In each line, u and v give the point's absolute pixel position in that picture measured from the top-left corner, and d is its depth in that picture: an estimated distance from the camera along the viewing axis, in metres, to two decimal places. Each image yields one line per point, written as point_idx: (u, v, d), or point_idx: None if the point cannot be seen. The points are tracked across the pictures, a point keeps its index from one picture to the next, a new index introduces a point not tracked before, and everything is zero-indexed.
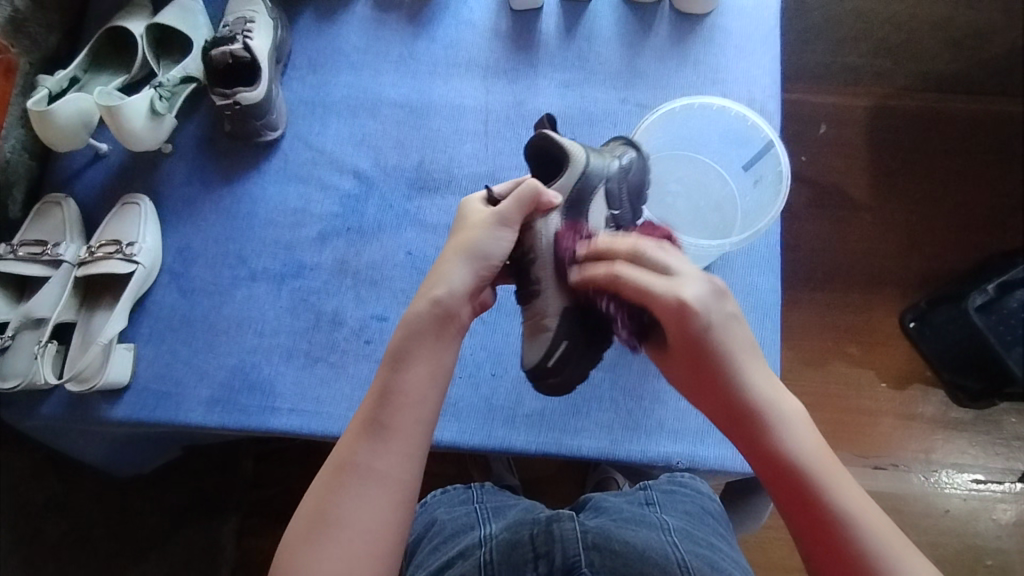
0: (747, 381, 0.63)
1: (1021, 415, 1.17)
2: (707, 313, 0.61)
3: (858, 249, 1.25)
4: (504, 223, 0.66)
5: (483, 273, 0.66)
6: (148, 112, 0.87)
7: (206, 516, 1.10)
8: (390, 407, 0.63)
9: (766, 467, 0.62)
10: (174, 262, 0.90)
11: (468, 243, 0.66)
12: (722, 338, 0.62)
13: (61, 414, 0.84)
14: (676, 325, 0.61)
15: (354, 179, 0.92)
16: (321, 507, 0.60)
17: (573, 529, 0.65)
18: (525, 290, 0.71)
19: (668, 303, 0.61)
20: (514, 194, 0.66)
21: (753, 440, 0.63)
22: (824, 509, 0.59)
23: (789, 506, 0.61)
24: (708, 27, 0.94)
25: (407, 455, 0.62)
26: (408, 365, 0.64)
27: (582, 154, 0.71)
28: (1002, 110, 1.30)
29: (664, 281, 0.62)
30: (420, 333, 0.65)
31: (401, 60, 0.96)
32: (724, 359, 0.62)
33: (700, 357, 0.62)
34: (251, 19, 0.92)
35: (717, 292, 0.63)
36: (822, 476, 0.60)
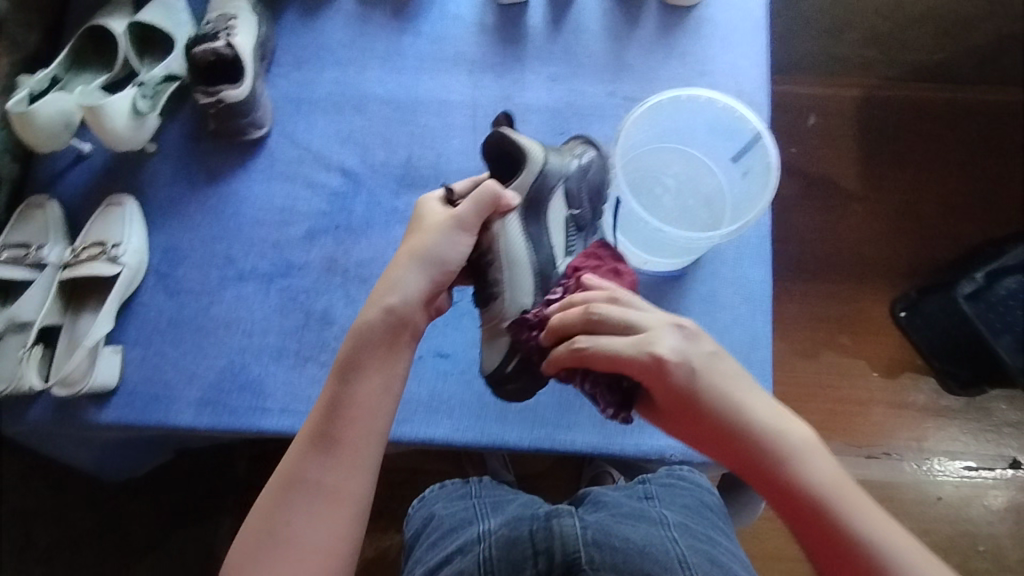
0: (738, 419, 0.60)
1: (1011, 402, 1.19)
2: (682, 359, 0.60)
3: (848, 240, 1.25)
4: (461, 227, 0.67)
5: (437, 278, 0.67)
6: (130, 111, 0.86)
7: (200, 519, 1.09)
8: (341, 420, 0.63)
9: (785, 515, 0.59)
10: (160, 263, 0.89)
11: (422, 246, 0.66)
12: (706, 383, 0.61)
13: (48, 418, 0.83)
14: (657, 380, 0.60)
15: (342, 176, 0.91)
16: (272, 520, 0.60)
17: (573, 525, 0.64)
18: (484, 294, 0.74)
19: (643, 358, 0.60)
20: (473, 195, 0.67)
21: (762, 486, 0.60)
22: (852, 547, 0.55)
23: (817, 549, 0.57)
24: (695, 19, 0.94)
25: (358, 469, 0.61)
26: (358, 377, 0.64)
27: (540, 153, 0.73)
28: (987, 99, 1.31)
29: (635, 339, 0.61)
30: (368, 342, 0.65)
31: (387, 55, 0.96)
32: (711, 403, 0.61)
33: (685, 409, 0.61)
34: (234, 16, 0.90)
35: (684, 333, 0.62)
36: (844, 509, 0.56)
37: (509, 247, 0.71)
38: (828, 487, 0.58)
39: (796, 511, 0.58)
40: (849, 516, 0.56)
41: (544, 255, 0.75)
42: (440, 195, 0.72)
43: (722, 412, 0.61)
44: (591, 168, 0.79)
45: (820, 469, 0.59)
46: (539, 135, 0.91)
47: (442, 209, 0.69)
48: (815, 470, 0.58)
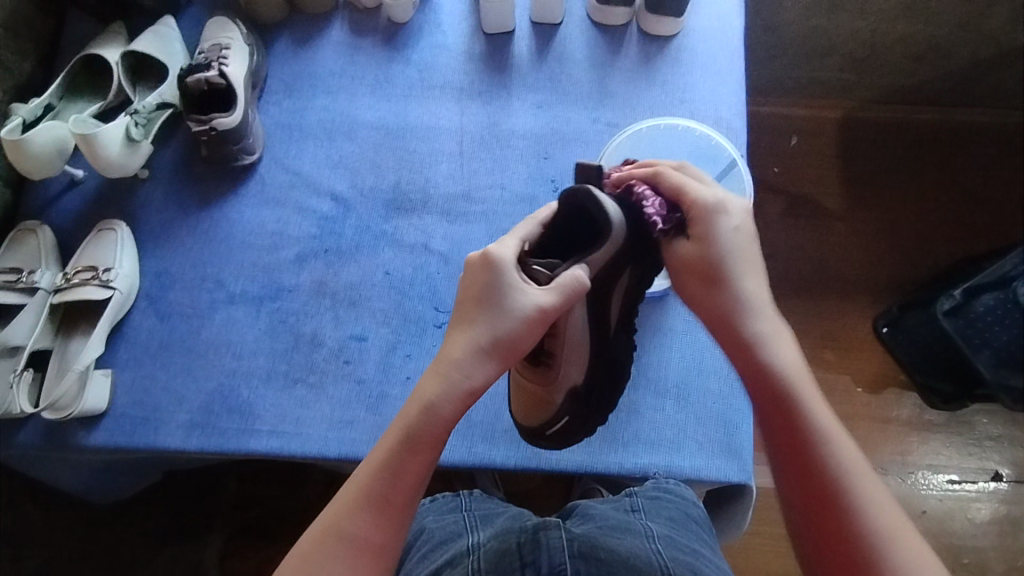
0: (744, 289, 0.65)
1: (991, 416, 1.21)
2: (732, 219, 0.66)
3: (831, 259, 1.28)
4: (544, 321, 0.60)
5: (505, 369, 0.61)
6: (124, 139, 0.87)
7: (188, 539, 1.09)
8: (393, 484, 0.59)
9: (747, 379, 0.64)
10: (151, 287, 0.90)
11: (500, 340, 0.59)
12: (735, 252, 0.65)
13: (37, 442, 0.83)
14: (704, 228, 0.65)
15: (331, 202, 0.93)
16: (309, 561, 0.58)
17: (560, 537, 0.66)
18: (528, 358, 0.71)
19: (706, 202, 0.66)
20: (562, 287, 0.60)
21: (738, 350, 0.64)
22: (801, 418, 0.61)
23: (766, 410, 0.62)
24: (675, 48, 0.97)
25: (399, 529, 0.60)
26: (414, 451, 0.60)
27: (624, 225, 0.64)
28: (959, 122, 1.35)
29: (706, 190, 0.67)
30: (429, 418, 0.60)
31: (376, 83, 0.98)
32: (731, 269, 0.65)
33: (714, 275, 0.65)
34: (227, 45, 0.93)
35: (749, 212, 0.67)
36: (803, 392, 0.62)
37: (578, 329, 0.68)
38: (790, 368, 0.63)
39: (762, 381, 0.63)
40: (804, 393, 0.62)
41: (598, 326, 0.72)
42: (517, 251, 0.62)
43: (736, 287, 0.65)
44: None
45: (791, 354, 0.64)
46: (524, 160, 0.93)
47: (523, 286, 0.60)
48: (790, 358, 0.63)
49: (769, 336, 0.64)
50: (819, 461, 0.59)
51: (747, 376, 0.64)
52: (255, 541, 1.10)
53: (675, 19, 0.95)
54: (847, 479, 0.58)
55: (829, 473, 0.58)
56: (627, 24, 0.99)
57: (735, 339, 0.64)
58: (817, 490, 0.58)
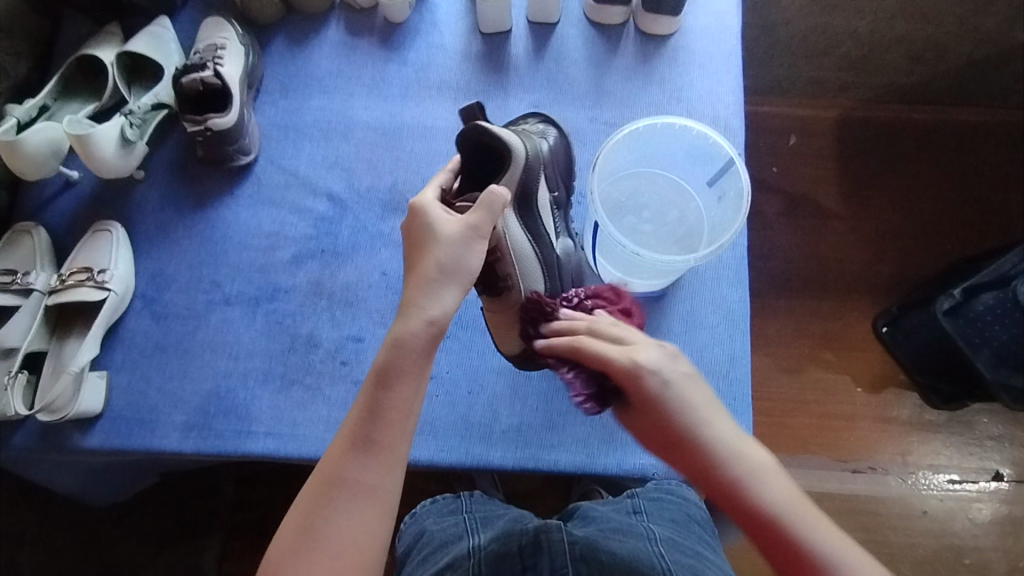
0: (707, 438, 0.61)
1: (991, 416, 1.21)
2: (659, 371, 0.61)
3: (830, 258, 1.28)
4: (477, 233, 0.63)
5: (468, 286, 0.63)
6: (119, 139, 0.87)
7: (185, 542, 1.09)
8: (381, 422, 0.60)
9: (748, 530, 0.59)
10: (147, 287, 0.90)
11: (445, 263, 0.62)
12: (678, 401, 0.61)
13: (32, 444, 0.83)
14: (637, 393, 0.61)
15: (328, 202, 0.93)
16: (312, 518, 0.58)
17: (562, 541, 0.66)
18: (495, 287, 0.73)
19: (621, 366, 0.61)
20: (483, 201, 0.63)
21: (730, 507, 0.60)
22: (815, 563, 0.56)
23: (780, 560, 0.58)
24: (672, 47, 0.97)
25: (395, 467, 0.60)
26: (396, 383, 0.61)
27: (520, 144, 0.68)
28: (958, 121, 1.35)
29: (619, 347, 0.62)
30: (406, 349, 0.61)
31: (373, 83, 0.98)
32: (685, 422, 0.61)
33: (672, 438, 0.61)
34: (223, 45, 0.93)
35: (670, 355, 0.63)
36: (808, 529, 0.57)
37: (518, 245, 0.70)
38: (786, 506, 0.58)
39: (763, 531, 0.58)
40: (809, 532, 0.57)
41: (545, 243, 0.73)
42: (434, 195, 0.67)
43: (697, 439, 0.60)
44: (553, 142, 0.80)
45: (780, 486, 0.60)
46: None
47: (446, 216, 0.64)
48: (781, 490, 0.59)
49: (750, 476, 0.60)
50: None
51: (747, 528, 0.59)
52: (253, 544, 1.10)
53: (672, 18, 0.95)
54: None
55: None
56: (624, 24, 0.98)
57: (719, 492, 0.60)
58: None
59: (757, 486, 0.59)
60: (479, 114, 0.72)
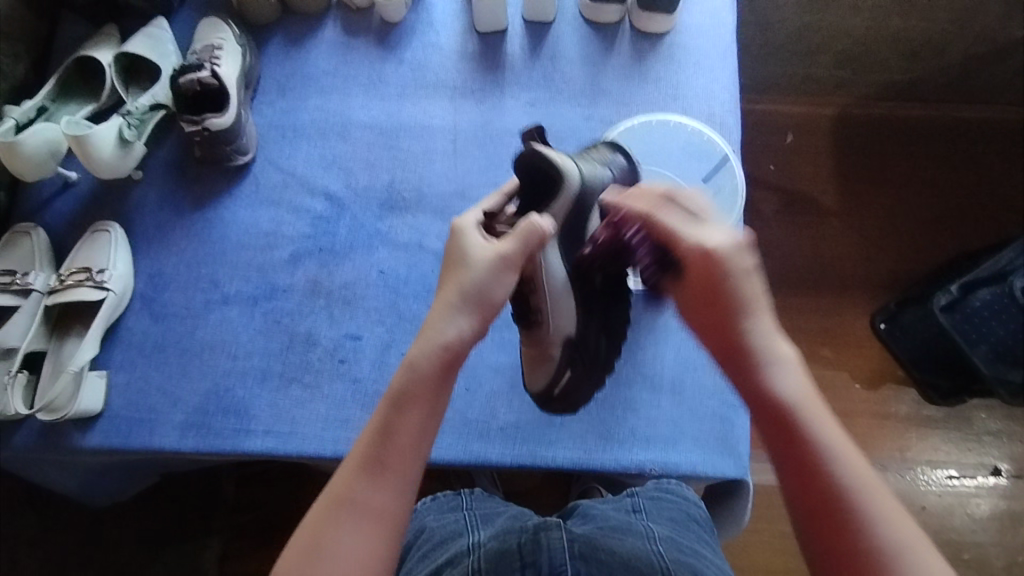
0: (751, 326, 0.60)
1: (989, 411, 1.21)
2: (724, 252, 0.60)
3: (828, 254, 1.28)
4: (508, 265, 0.63)
5: (487, 319, 0.63)
6: (117, 140, 0.87)
7: (186, 542, 1.09)
8: (391, 445, 0.60)
9: (759, 419, 0.59)
10: (146, 287, 0.90)
11: (468, 290, 0.62)
12: (737, 286, 0.59)
13: (33, 444, 0.83)
14: (690, 266, 0.61)
15: (325, 201, 0.93)
16: (316, 535, 0.57)
17: (561, 538, 0.66)
18: (527, 318, 0.75)
19: (689, 241, 0.61)
20: (518, 231, 0.62)
21: (749, 389, 0.60)
22: (813, 459, 0.56)
23: (780, 452, 0.58)
24: (667, 45, 0.97)
25: (404, 491, 0.59)
26: (408, 408, 0.61)
27: (574, 171, 0.67)
28: (954, 117, 1.35)
29: (691, 227, 0.61)
30: (421, 376, 0.61)
31: (369, 82, 0.98)
32: (733, 306, 0.60)
33: (711, 311, 0.61)
34: (220, 46, 0.93)
35: (744, 248, 0.60)
36: (818, 432, 0.57)
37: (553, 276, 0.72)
38: (802, 403, 0.58)
39: (775, 421, 0.58)
40: (822, 436, 0.57)
41: (583, 277, 0.74)
42: (475, 217, 0.67)
43: (739, 324, 0.60)
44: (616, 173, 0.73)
45: (809, 392, 0.59)
46: None
47: (482, 242, 0.64)
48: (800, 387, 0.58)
49: (785, 375, 0.59)
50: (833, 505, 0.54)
51: (759, 416, 0.59)
52: (253, 544, 1.10)
53: (667, 16, 0.95)
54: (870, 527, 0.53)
55: (850, 521, 0.54)
56: (619, 22, 0.99)
57: (741, 376, 0.60)
58: (831, 536, 0.54)
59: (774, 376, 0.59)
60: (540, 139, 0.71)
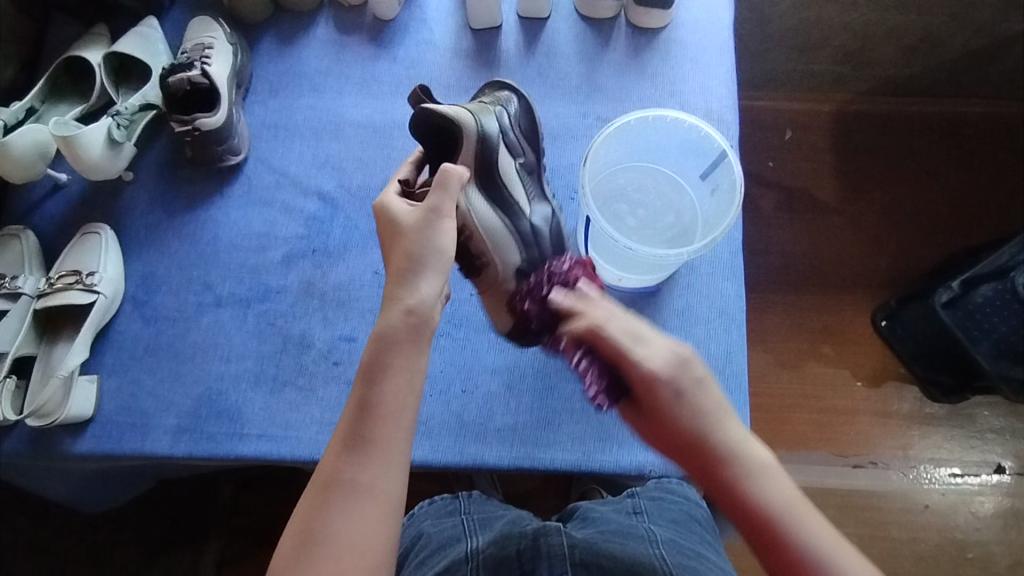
0: (715, 436, 0.61)
1: (992, 408, 1.20)
2: (667, 380, 0.61)
3: (827, 251, 1.27)
4: (439, 214, 0.64)
5: (446, 271, 0.64)
6: (106, 141, 0.86)
7: (180, 548, 1.07)
8: (371, 419, 0.59)
9: (743, 528, 0.60)
10: (137, 290, 0.89)
11: (413, 249, 0.63)
12: (693, 402, 0.61)
13: (22, 450, 0.82)
14: (648, 396, 0.62)
15: (318, 201, 0.92)
16: (309, 523, 0.56)
17: (561, 544, 0.65)
18: (472, 265, 0.74)
19: (640, 375, 0.62)
20: (438, 182, 0.64)
21: (725, 500, 0.60)
22: (805, 568, 0.56)
23: (770, 559, 0.58)
24: (663, 41, 0.96)
25: (391, 466, 0.58)
26: (384, 377, 0.60)
27: (469, 118, 0.70)
28: (954, 112, 1.34)
29: (639, 344, 0.62)
30: (392, 343, 0.61)
31: (362, 81, 0.97)
32: (695, 421, 0.61)
33: (676, 435, 0.62)
34: (211, 45, 0.92)
35: (684, 357, 0.63)
36: (805, 536, 0.57)
37: (484, 218, 0.70)
38: (786, 510, 0.58)
39: (756, 527, 0.59)
40: (808, 538, 0.57)
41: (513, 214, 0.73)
42: (394, 190, 0.69)
43: (704, 436, 0.61)
44: (512, 109, 0.79)
45: (786, 495, 0.59)
46: None
47: (408, 208, 0.66)
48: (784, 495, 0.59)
49: (755, 479, 0.60)
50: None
51: (743, 526, 0.60)
52: (251, 548, 1.09)
53: (663, 11, 0.94)
54: None
55: None
56: (615, 18, 0.98)
57: (720, 487, 0.61)
58: None
59: (757, 487, 0.59)
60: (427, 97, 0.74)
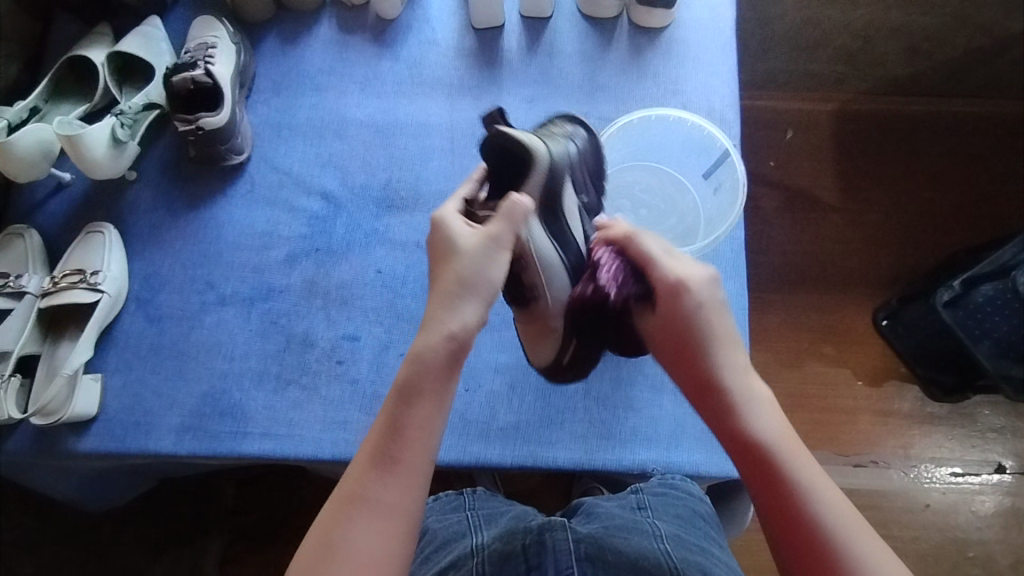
0: (721, 357, 0.63)
1: (993, 407, 1.20)
2: (690, 290, 0.63)
3: (828, 250, 1.27)
4: (497, 245, 0.62)
5: (488, 301, 0.62)
6: (109, 140, 0.86)
7: (183, 547, 1.08)
8: (400, 440, 0.59)
9: (732, 448, 0.61)
10: (141, 289, 0.89)
11: (466, 276, 0.61)
12: (709, 322, 0.63)
13: (27, 449, 0.82)
14: (669, 309, 0.63)
15: (321, 200, 0.92)
16: (328, 535, 0.56)
17: (566, 539, 0.65)
18: (522, 296, 0.73)
19: (666, 280, 0.64)
20: (505, 210, 0.62)
21: (719, 420, 0.62)
22: (790, 493, 0.58)
23: (753, 479, 0.60)
24: (665, 40, 0.96)
25: (414, 486, 0.58)
26: (416, 402, 0.60)
27: (542, 148, 0.67)
28: (955, 111, 1.34)
29: (671, 260, 0.65)
30: (427, 365, 0.60)
31: (365, 81, 0.97)
32: (705, 338, 0.62)
33: (680, 347, 0.63)
34: (213, 44, 0.92)
35: (711, 280, 0.64)
36: (794, 464, 0.59)
37: (542, 254, 0.69)
38: (778, 442, 0.60)
39: (745, 447, 0.60)
40: (794, 464, 0.59)
41: (572, 253, 0.71)
42: (455, 206, 0.67)
43: (710, 354, 0.62)
44: (581, 145, 0.75)
45: (778, 424, 0.61)
46: None
47: (465, 227, 0.64)
48: (776, 425, 0.61)
49: (750, 403, 0.62)
50: (808, 532, 0.56)
51: (733, 447, 0.61)
52: (253, 546, 1.09)
53: (665, 11, 0.94)
54: (844, 549, 0.55)
55: (825, 547, 0.55)
56: (617, 18, 0.98)
57: (716, 415, 0.62)
58: (807, 563, 0.56)
59: (753, 411, 0.61)
60: (500, 119, 0.69)
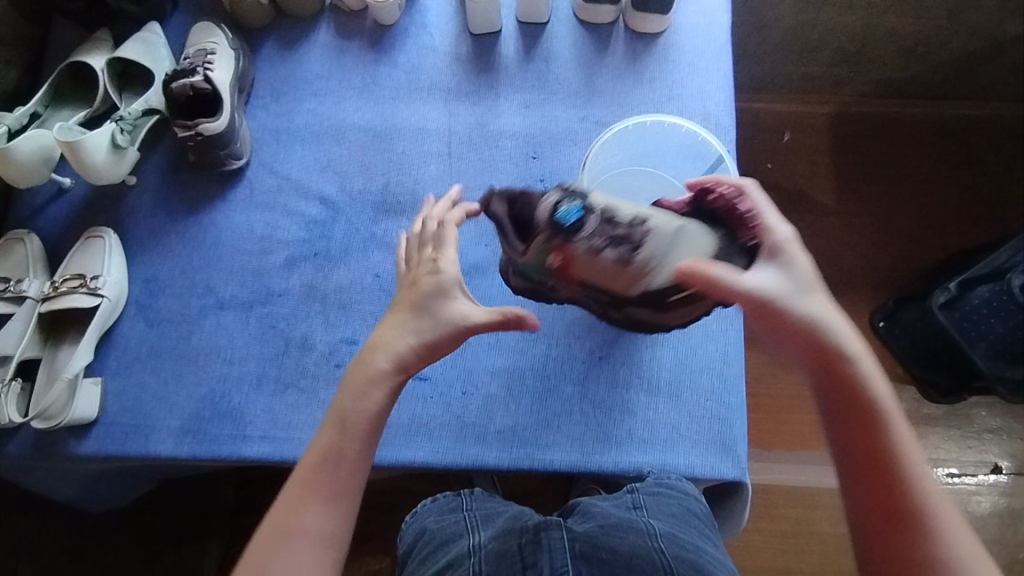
0: (829, 316, 0.62)
1: (989, 408, 1.21)
2: (799, 256, 0.65)
3: (825, 253, 1.28)
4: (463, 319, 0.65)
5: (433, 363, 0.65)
6: (110, 145, 0.87)
7: (183, 548, 1.09)
8: (332, 470, 0.60)
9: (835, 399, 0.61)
10: (140, 293, 0.90)
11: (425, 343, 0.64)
12: (811, 282, 0.63)
13: (26, 452, 0.83)
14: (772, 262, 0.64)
15: (320, 205, 0.93)
16: (259, 564, 0.57)
17: (562, 538, 0.66)
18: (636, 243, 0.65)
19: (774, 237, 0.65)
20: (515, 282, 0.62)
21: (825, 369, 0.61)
22: (887, 445, 0.59)
23: (853, 430, 0.60)
24: (662, 45, 0.97)
25: (342, 515, 0.60)
26: (347, 433, 0.62)
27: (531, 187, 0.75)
28: (950, 113, 1.35)
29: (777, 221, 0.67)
30: (356, 402, 0.62)
31: (364, 86, 0.98)
32: (813, 296, 0.63)
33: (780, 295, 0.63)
34: (212, 50, 0.93)
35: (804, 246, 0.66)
36: (893, 423, 0.60)
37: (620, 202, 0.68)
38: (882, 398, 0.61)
39: (851, 399, 0.60)
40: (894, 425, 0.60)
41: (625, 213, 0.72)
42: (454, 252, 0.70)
43: (819, 311, 0.62)
44: None
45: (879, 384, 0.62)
46: (516, 159, 0.93)
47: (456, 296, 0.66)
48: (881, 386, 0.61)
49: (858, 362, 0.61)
50: (898, 481, 0.57)
51: (838, 396, 0.61)
52: None
53: (662, 16, 0.95)
54: (931, 509, 0.56)
55: (913, 503, 0.56)
56: (614, 23, 0.98)
57: (822, 359, 0.62)
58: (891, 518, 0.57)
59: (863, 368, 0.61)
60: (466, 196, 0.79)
